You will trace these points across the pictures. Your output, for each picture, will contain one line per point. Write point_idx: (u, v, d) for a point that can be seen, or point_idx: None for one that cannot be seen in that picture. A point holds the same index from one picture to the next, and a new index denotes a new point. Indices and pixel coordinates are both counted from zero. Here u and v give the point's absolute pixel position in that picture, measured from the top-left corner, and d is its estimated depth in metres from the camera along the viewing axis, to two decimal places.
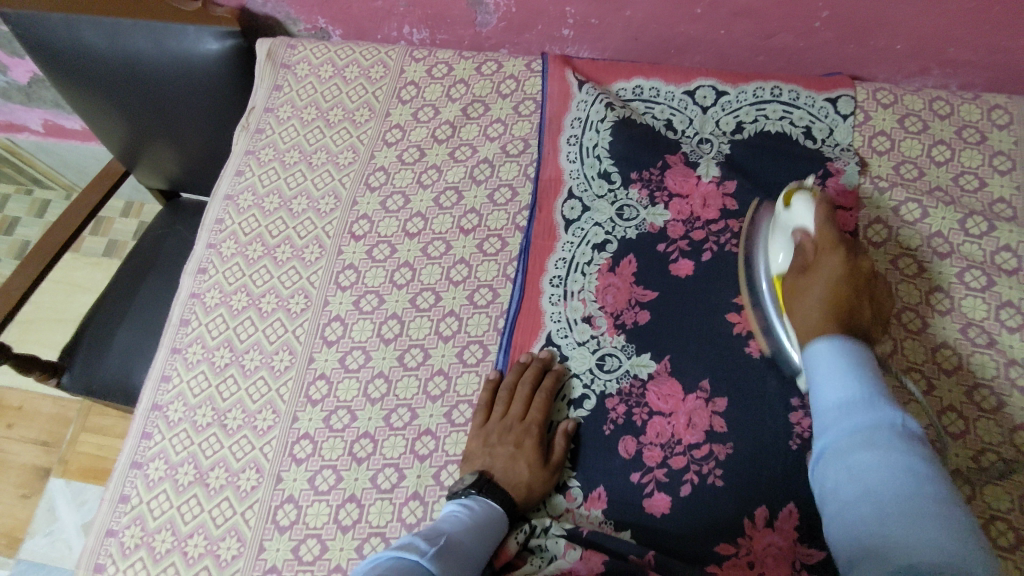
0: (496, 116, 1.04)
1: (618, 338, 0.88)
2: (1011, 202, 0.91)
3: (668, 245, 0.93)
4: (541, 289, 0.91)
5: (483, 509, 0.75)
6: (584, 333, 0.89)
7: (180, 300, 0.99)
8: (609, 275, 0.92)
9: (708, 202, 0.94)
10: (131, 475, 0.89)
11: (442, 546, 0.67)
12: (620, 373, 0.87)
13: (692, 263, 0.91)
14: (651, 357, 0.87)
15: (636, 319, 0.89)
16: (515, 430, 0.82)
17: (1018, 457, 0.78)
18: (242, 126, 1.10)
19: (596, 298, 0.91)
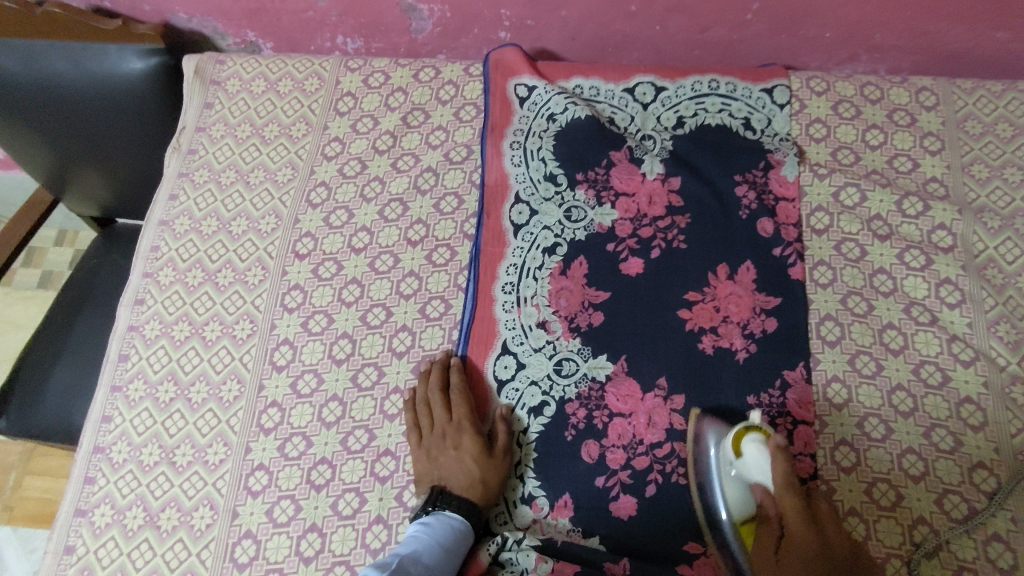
0: (438, 123, 1.03)
1: (574, 341, 0.88)
2: (943, 181, 0.94)
3: (618, 244, 0.92)
4: (493, 297, 0.90)
5: (445, 526, 0.76)
6: (540, 338, 0.88)
7: (117, 334, 0.94)
8: (562, 278, 0.91)
9: (654, 199, 0.94)
10: (75, 524, 0.84)
11: (398, 572, 0.67)
12: (578, 376, 0.86)
13: (642, 261, 0.91)
14: (608, 358, 0.87)
15: (591, 321, 0.89)
16: (451, 434, 0.82)
17: (966, 431, 0.81)
18: (172, 147, 1.05)
19: (550, 302, 0.90)
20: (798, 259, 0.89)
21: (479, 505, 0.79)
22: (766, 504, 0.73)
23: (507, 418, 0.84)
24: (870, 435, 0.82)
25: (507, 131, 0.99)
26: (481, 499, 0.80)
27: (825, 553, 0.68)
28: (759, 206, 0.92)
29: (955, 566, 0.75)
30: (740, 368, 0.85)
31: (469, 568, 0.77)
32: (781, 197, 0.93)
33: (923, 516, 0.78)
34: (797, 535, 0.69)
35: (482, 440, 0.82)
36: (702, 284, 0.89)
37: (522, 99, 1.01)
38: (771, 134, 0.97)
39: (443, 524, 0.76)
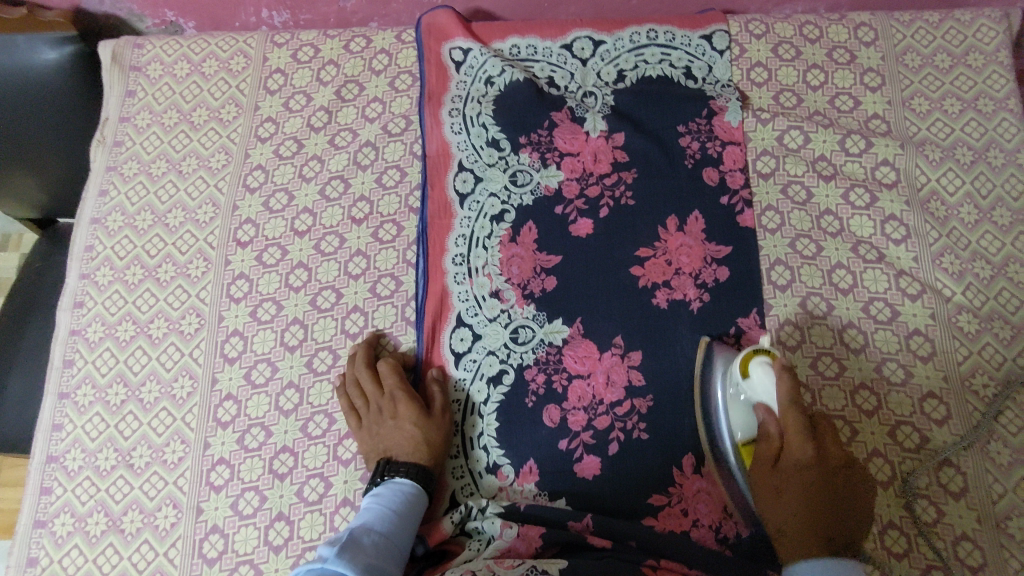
0: (373, 95, 0.99)
1: (528, 308, 0.87)
2: (885, 116, 0.94)
3: (566, 206, 0.91)
4: (444, 271, 0.89)
5: (393, 494, 0.74)
6: (494, 308, 0.87)
7: (59, 340, 0.91)
8: (512, 245, 0.90)
9: (599, 156, 0.93)
10: (36, 536, 0.83)
11: (351, 540, 0.64)
12: (534, 343, 0.86)
13: (591, 221, 0.90)
14: (563, 322, 0.86)
15: (543, 286, 0.88)
16: (387, 405, 0.81)
17: (915, 363, 0.82)
18: (97, 141, 1.01)
19: (502, 270, 0.89)
20: (745, 208, 0.90)
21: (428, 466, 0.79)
22: (768, 422, 0.73)
23: (440, 378, 0.84)
24: (824, 373, 0.83)
25: (445, 99, 0.97)
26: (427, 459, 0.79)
27: (825, 475, 0.70)
28: (704, 157, 0.92)
29: (908, 493, 0.78)
30: (693, 321, 0.85)
31: (431, 537, 0.77)
32: (726, 142, 0.92)
33: (878, 449, 0.80)
34: (798, 457, 0.70)
35: (415, 402, 0.81)
36: (652, 240, 0.89)
37: (458, 63, 0.98)
38: (712, 81, 0.95)
39: (390, 494, 0.73)
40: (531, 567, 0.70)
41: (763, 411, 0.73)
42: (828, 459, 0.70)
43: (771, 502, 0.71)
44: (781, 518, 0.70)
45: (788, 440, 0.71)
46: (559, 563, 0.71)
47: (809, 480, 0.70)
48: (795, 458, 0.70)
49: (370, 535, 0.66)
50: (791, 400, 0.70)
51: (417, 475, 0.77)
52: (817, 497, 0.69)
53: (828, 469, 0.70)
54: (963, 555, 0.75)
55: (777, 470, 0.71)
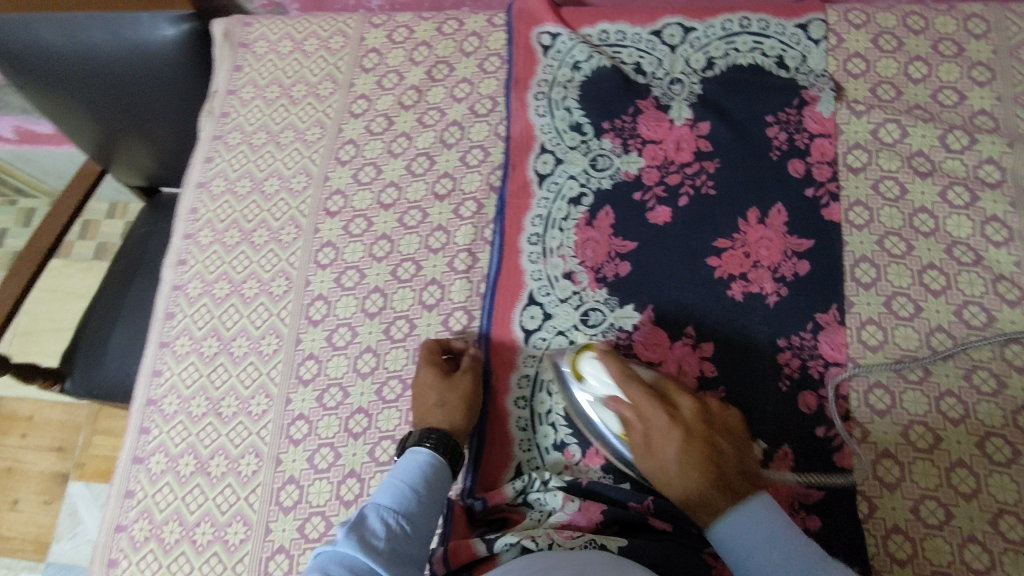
0: (462, 76, 1.02)
1: (600, 292, 0.87)
2: (993, 113, 0.88)
3: (645, 192, 0.91)
4: (520, 250, 0.91)
5: (414, 462, 0.74)
6: (566, 289, 0.88)
7: (163, 293, 0.98)
8: (588, 228, 0.91)
9: (682, 144, 0.92)
10: (133, 471, 0.90)
11: (362, 520, 0.65)
12: (604, 326, 0.86)
13: (669, 209, 0.90)
14: (634, 308, 0.86)
15: (617, 271, 0.88)
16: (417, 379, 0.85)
17: (1010, 372, 0.78)
18: (206, 112, 1.08)
19: (576, 253, 0.90)
20: (831, 201, 0.87)
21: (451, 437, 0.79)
22: (621, 409, 0.75)
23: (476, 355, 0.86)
24: (906, 376, 0.80)
25: (531, 83, 0.98)
26: (452, 426, 0.80)
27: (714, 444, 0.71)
28: (791, 148, 0.90)
29: (994, 508, 0.74)
30: (769, 317, 0.84)
31: (492, 498, 0.80)
32: (816, 134, 0.90)
33: (963, 460, 0.76)
34: (657, 424, 0.73)
35: (444, 373, 0.84)
36: (731, 231, 0.88)
37: (546, 48, 0.99)
38: (806, 72, 0.93)
39: (411, 465, 0.73)
40: (593, 541, 0.72)
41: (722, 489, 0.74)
42: (676, 412, 0.73)
43: (658, 473, 0.73)
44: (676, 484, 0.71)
45: (638, 411, 0.74)
46: (619, 540, 0.73)
47: (670, 431, 0.72)
48: (660, 435, 0.72)
49: (394, 514, 0.67)
50: (622, 375, 0.75)
51: (443, 447, 0.77)
52: (712, 468, 0.69)
53: (690, 420, 0.73)
54: None
55: (652, 450, 0.72)
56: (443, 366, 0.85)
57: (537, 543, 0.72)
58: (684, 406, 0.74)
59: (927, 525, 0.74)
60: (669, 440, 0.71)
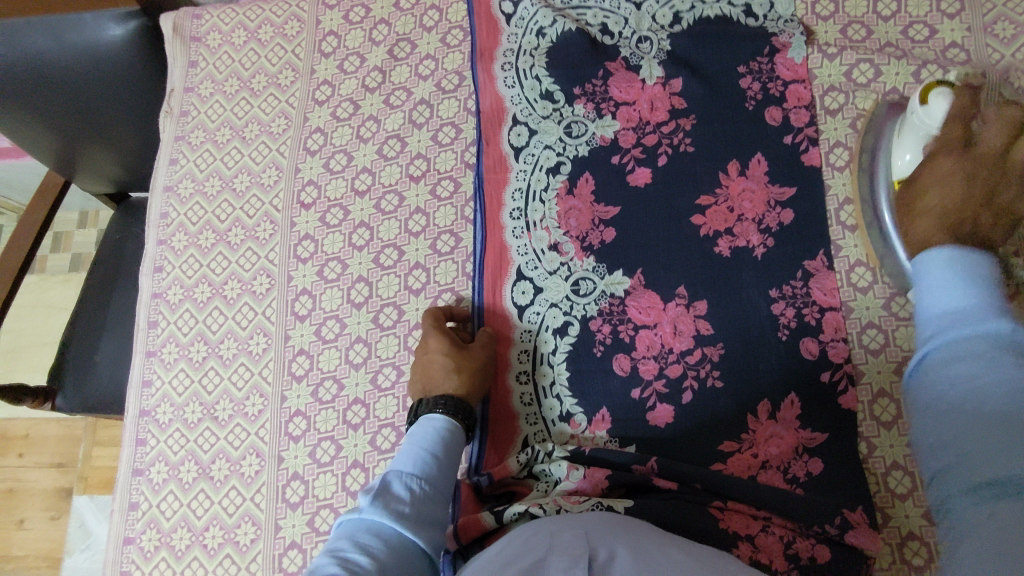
0: (425, 52, 0.99)
1: (588, 260, 0.87)
2: (964, 45, 0.87)
3: (623, 155, 0.90)
4: (503, 225, 0.90)
5: (431, 429, 0.73)
6: (553, 261, 0.87)
7: (143, 302, 0.97)
8: (569, 198, 0.89)
9: (656, 104, 0.91)
10: (135, 483, 0.89)
11: (386, 486, 0.63)
12: (596, 294, 0.86)
13: (649, 169, 0.89)
14: (624, 273, 0.86)
15: (602, 238, 0.87)
16: (425, 347, 0.83)
17: None
18: (165, 112, 1.04)
19: (559, 223, 0.89)
20: (811, 146, 0.86)
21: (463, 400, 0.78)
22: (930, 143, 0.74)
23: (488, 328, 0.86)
24: (899, 314, 0.79)
25: (497, 53, 0.95)
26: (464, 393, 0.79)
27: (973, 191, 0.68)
28: (766, 97, 0.89)
29: None
30: (758, 269, 0.83)
31: (498, 473, 0.80)
32: (790, 81, 0.89)
33: None
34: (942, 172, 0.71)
35: (452, 339, 0.83)
36: (712, 187, 0.87)
37: (509, 15, 0.96)
38: (774, 18, 0.91)
39: (428, 433, 0.72)
40: (599, 504, 0.74)
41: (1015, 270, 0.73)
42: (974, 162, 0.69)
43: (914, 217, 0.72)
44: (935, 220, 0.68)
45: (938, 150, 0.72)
46: (625, 501, 0.74)
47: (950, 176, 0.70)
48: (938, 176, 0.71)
49: (416, 479, 0.65)
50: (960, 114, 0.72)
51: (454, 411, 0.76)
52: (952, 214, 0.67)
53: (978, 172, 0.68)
54: None
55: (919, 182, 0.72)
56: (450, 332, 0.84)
57: (545, 509, 0.73)
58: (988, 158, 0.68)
59: None
60: (938, 181, 0.71)
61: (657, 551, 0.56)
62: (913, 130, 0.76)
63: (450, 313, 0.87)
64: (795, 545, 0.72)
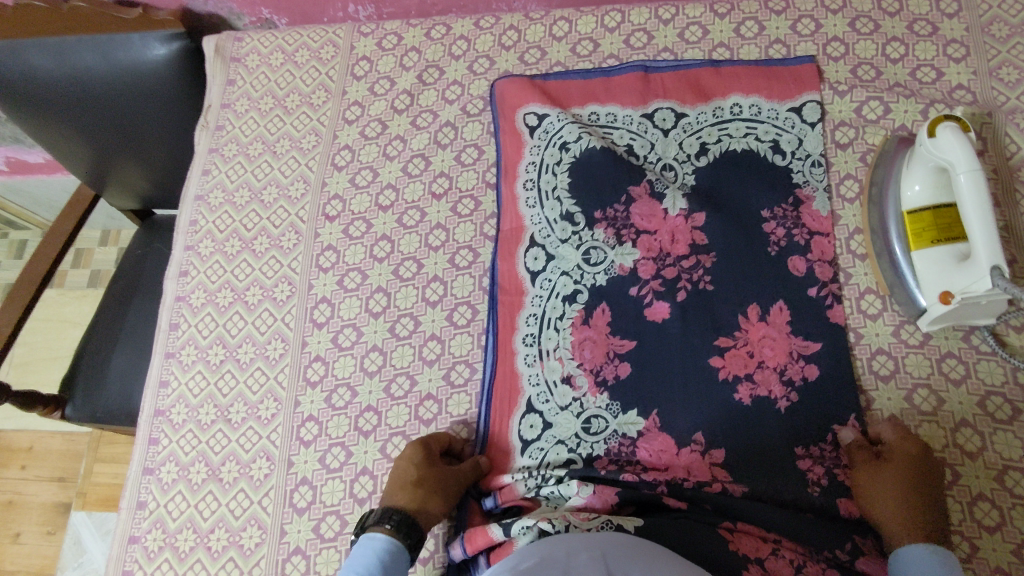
0: (452, 78, 1.04)
1: (601, 396, 0.83)
2: (970, 87, 0.90)
3: (642, 285, 0.86)
4: (516, 350, 0.86)
5: (370, 552, 0.70)
6: (565, 395, 0.83)
7: (166, 305, 0.99)
8: (584, 327, 0.86)
9: (677, 236, 0.88)
10: (145, 481, 0.90)
11: None
12: (607, 433, 0.81)
13: (667, 305, 0.85)
14: (638, 413, 0.81)
15: (617, 372, 0.83)
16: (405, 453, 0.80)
17: (1007, 332, 0.79)
18: (201, 125, 1.09)
19: (574, 354, 0.85)
20: (835, 302, 0.83)
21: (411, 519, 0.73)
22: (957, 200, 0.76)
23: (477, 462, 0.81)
24: (908, 342, 0.81)
25: (520, 169, 0.95)
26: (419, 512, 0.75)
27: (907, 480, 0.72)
28: (790, 244, 0.86)
29: (998, 465, 0.75)
30: (767, 291, 0.84)
31: (504, 495, 0.80)
32: (815, 231, 0.86)
33: (966, 419, 0.77)
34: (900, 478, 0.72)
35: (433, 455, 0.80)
36: (726, 212, 0.89)
37: (533, 128, 0.96)
38: (802, 158, 0.89)
39: (366, 553, 0.69)
40: (609, 522, 0.73)
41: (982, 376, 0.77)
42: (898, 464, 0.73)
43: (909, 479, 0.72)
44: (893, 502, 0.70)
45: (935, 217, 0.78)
46: (635, 521, 0.73)
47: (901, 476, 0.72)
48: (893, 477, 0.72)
49: None
50: (971, 156, 0.73)
51: (402, 532, 0.71)
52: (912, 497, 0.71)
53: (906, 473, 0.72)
54: None
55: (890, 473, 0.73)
56: (435, 447, 0.81)
57: (554, 524, 0.71)
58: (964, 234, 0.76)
59: None
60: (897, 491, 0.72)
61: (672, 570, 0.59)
62: (924, 161, 0.79)
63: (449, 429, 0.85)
64: (806, 569, 0.70)
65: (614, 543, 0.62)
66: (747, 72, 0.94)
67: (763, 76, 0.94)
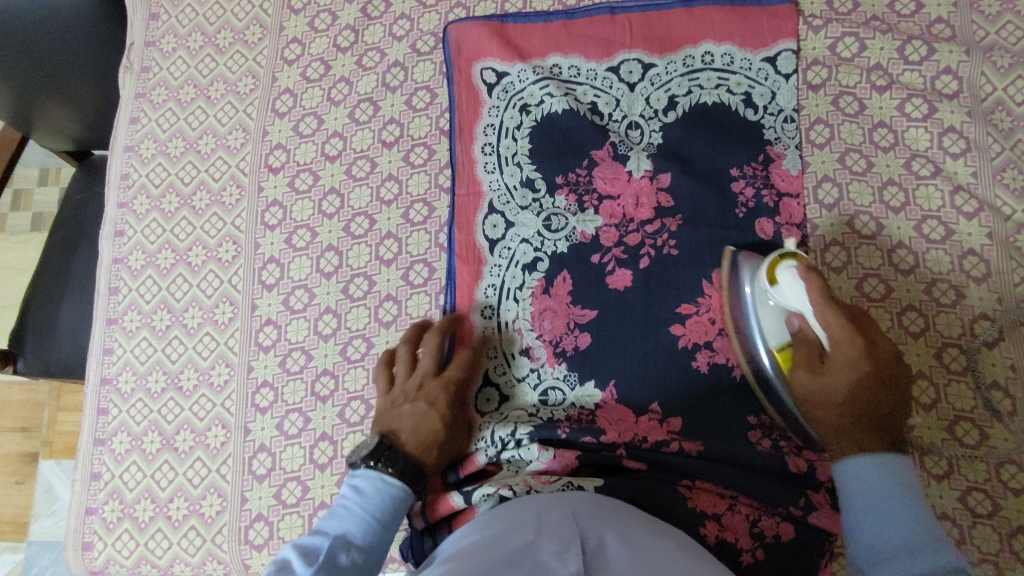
0: (400, 11, 0.95)
1: (559, 368, 0.81)
2: (949, 20, 0.85)
3: (604, 254, 0.83)
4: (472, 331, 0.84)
5: (385, 494, 0.66)
6: (523, 367, 0.82)
7: (103, 267, 0.93)
8: (544, 297, 0.83)
9: (642, 199, 0.84)
10: (97, 453, 0.87)
11: (326, 563, 0.57)
12: (564, 405, 0.80)
13: (630, 272, 0.82)
14: (596, 385, 0.80)
15: (577, 344, 0.82)
16: (427, 387, 0.77)
17: (967, 284, 0.78)
18: (125, 66, 1.00)
19: (533, 326, 0.83)
20: None
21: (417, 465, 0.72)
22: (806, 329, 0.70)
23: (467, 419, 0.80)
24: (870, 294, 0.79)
25: (477, 128, 0.89)
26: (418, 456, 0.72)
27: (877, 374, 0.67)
28: (758, 206, 0.82)
29: (951, 416, 0.76)
30: (730, 244, 0.81)
31: (464, 468, 0.78)
32: (784, 193, 0.82)
33: (923, 371, 0.77)
34: (846, 359, 0.67)
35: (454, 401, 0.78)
36: (689, 159, 0.85)
37: (491, 86, 0.90)
38: (776, 112, 0.84)
39: (383, 496, 0.66)
40: (569, 484, 0.72)
41: (799, 318, 0.70)
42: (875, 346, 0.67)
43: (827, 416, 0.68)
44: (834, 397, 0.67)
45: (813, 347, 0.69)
46: (595, 480, 0.73)
47: (859, 361, 0.67)
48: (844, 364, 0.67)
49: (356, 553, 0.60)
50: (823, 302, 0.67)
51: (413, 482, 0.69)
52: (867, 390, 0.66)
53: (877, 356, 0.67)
54: (1006, 477, 0.73)
55: (825, 372, 0.68)
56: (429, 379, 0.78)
57: (514, 491, 0.71)
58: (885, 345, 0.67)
59: None
60: (848, 366, 0.67)
61: (655, 547, 0.53)
62: (771, 305, 0.72)
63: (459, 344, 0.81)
64: (761, 523, 0.71)
65: (585, 505, 0.58)
66: (721, 16, 0.87)
67: (737, 20, 0.87)
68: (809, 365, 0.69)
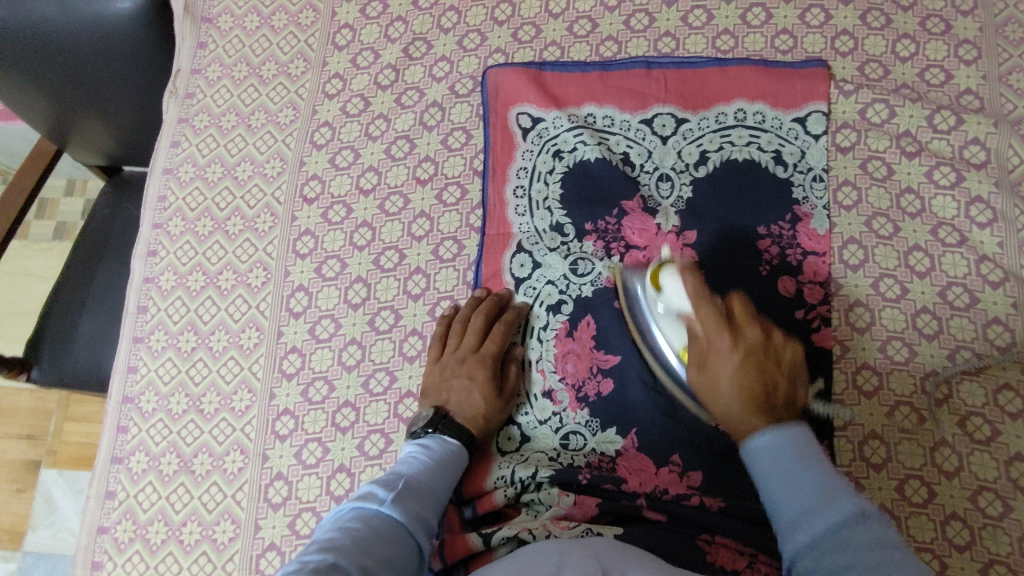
0: (441, 53, 0.98)
1: (581, 413, 0.82)
2: (978, 92, 0.87)
3: None
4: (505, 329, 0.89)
5: (445, 448, 0.72)
6: (545, 409, 0.83)
7: (134, 286, 0.95)
8: (568, 340, 0.84)
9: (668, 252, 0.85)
10: (113, 471, 0.88)
11: (403, 490, 0.62)
12: (585, 451, 0.81)
13: None
14: (617, 432, 0.80)
15: (599, 389, 0.82)
16: (468, 362, 0.81)
17: (992, 353, 0.78)
18: (170, 92, 1.02)
19: (556, 367, 0.84)
20: (822, 325, 0.81)
21: (475, 430, 0.78)
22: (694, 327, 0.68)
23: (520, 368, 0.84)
24: (893, 357, 0.80)
25: (510, 171, 0.91)
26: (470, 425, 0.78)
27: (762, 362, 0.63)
28: (782, 264, 0.83)
29: (975, 486, 0.75)
30: (756, 299, 0.82)
31: (481, 505, 0.77)
32: (809, 252, 0.83)
33: (946, 439, 0.76)
34: (720, 366, 0.64)
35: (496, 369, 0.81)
36: (718, 212, 0.86)
37: (526, 130, 0.92)
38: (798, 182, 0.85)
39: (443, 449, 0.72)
40: (589, 530, 0.71)
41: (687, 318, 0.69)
42: (743, 340, 0.64)
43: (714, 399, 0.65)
44: (723, 405, 0.64)
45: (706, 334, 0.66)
46: (615, 529, 0.71)
47: (731, 361, 0.63)
48: (716, 373, 0.65)
49: (424, 485, 0.65)
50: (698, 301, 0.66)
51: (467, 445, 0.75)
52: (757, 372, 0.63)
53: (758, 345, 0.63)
54: None
55: (706, 369, 0.66)
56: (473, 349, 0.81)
57: (534, 535, 0.70)
58: (752, 335, 0.64)
59: (912, 503, 0.75)
60: (723, 373, 0.64)
61: None
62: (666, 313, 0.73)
63: (503, 304, 0.85)
64: None
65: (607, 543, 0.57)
66: (755, 76, 0.89)
67: (770, 81, 0.89)
68: (698, 364, 0.67)
